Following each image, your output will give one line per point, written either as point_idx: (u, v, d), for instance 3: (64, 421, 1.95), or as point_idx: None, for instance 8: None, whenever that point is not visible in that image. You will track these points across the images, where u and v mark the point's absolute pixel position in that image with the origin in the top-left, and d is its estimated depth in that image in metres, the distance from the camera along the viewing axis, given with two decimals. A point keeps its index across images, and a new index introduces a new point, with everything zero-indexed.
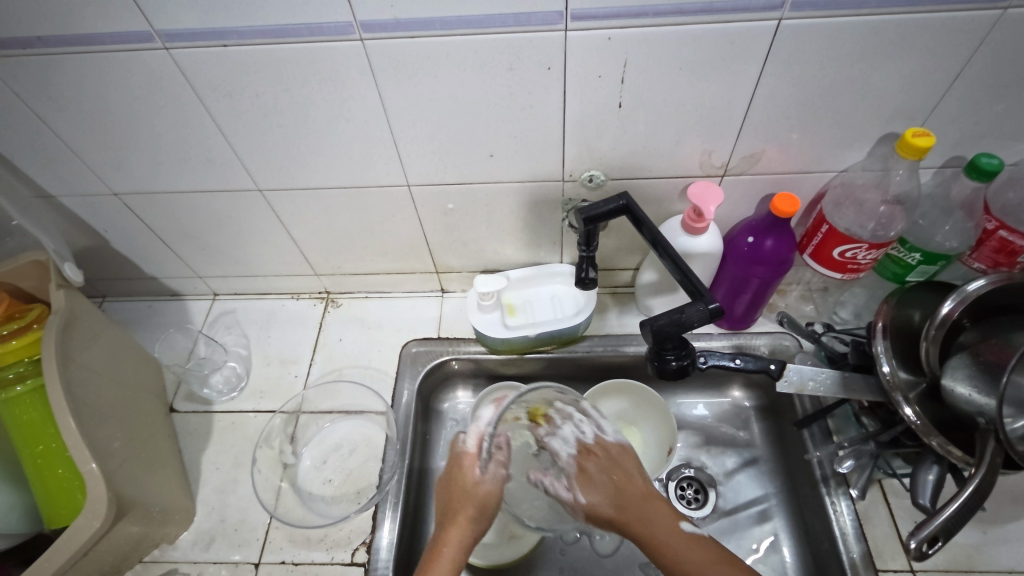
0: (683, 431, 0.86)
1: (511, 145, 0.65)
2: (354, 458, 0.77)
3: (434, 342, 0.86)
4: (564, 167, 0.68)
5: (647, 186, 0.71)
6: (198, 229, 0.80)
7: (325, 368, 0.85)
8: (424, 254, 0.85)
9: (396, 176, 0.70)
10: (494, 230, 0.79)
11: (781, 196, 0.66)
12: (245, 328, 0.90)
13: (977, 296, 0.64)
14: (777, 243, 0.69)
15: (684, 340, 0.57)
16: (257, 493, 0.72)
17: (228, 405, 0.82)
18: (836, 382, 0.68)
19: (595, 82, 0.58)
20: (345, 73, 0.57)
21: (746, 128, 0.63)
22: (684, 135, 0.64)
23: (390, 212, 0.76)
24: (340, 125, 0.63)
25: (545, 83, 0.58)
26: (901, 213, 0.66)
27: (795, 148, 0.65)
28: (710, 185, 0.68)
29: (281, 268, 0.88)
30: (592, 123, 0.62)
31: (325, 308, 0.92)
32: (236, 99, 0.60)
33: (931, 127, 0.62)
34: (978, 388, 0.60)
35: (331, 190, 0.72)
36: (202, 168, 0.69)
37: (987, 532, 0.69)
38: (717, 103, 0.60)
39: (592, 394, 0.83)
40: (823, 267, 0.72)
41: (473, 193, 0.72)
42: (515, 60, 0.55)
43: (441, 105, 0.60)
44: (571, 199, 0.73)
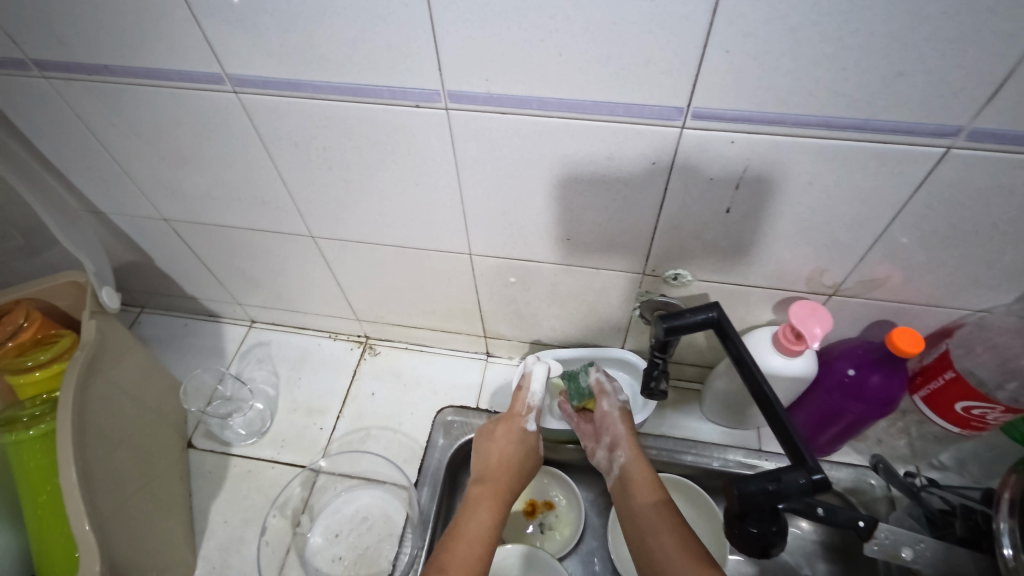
0: (736, 558, 0.76)
1: (592, 231, 0.58)
2: (369, 536, 0.70)
3: (471, 413, 0.77)
4: (647, 262, 0.60)
5: (736, 293, 0.62)
6: (245, 262, 0.76)
7: (351, 425, 0.79)
8: (474, 318, 0.78)
9: (458, 244, 0.63)
10: (555, 308, 0.72)
11: (899, 329, 0.56)
12: (277, 364, 0.85)
13: None
14: (885, 381, 0.59)
15: (776, 510, 0.45)
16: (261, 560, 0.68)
17: (247, 449, 0.77)
18: (938, 555, 0.57)
19: (705, 183, 0.50)
20: (425, 139, 0.51)
21: (873, 252, 0.54)
22: (794, 247, 0.55)
23: (445, 275, 0.70)
24: (406, 188, 0.57)
25: (646, 177, 0.50)
26: None
27: (928, 280, 0.55)
28: (817, 308, 0.58)
29: (323, 308, 0.83)
30: (690, 223, 0.54)
31: (362, 355, 0.86)
32: (301, 149, 0.55)
33: None
34: None
35: (386, 246, 0.66)
36: (256, 208, 0.65)
37: None
38: (846, 221, 0.51)
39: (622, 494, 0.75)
40: (938, 416, 0.61)
41: (540, 271, 0.65)
42: (616, 150, 0.48)
43: (519, 185, 0.54)
44: (648, 292, 0.65)
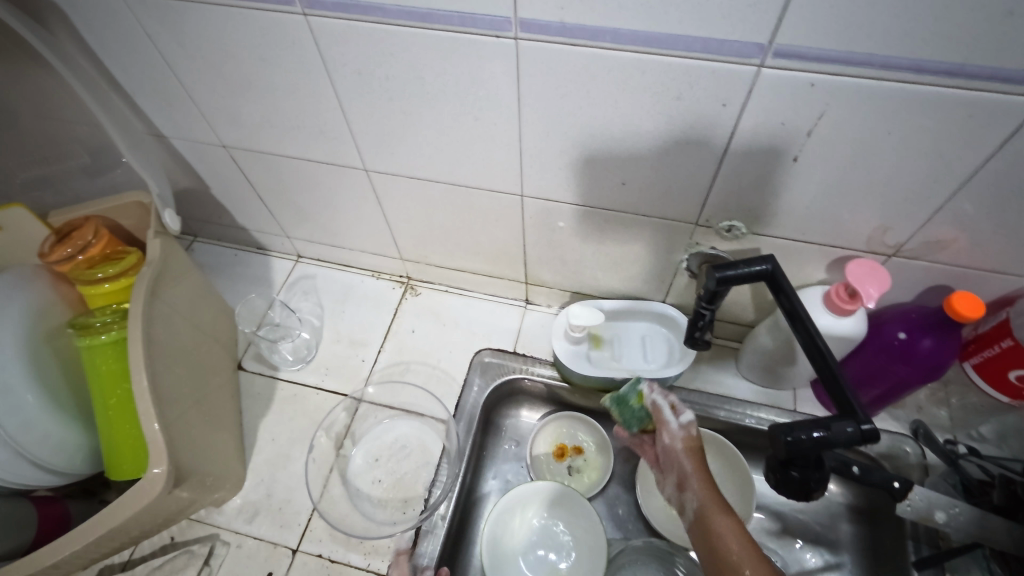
0: (759, 512, 0.77)
1: (648, 177, 0.57)
2: (407, 462, 0.74)
3: (508, 355, 0.81)
4: (702, 212, 0.60)
5: (789, 249, 0.61)
6: (298, 195, 0.78)
7: (392, 360, 0.82)
8: (517, 263, 0.78)
9: (511, 184, 0.63)
10: (601, 257, 0.72)
11: (961, 294, 0.55)
12: (322, 298, 0.88)
13: None
14: (937, 346, 0.59)
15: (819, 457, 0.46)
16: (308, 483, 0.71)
17: (293, 375, 0.81)
18: (970, 520, 0.58)
19: (775, 129, 0.48)
20: (490, 71, 0.50)
21: (941, 212, 0.52)
22: (860, 202, 0.53)
23: (494, 217, 0.70)
24: (465, 123, 0.57)
25: (714, 120, 0.49)
26: None
27: (997, 245, 0.54)
28: (875, 267, 0.57)
29: (368, 245, 0.85)
30: (753, 173, 0.53)
31: (404, 295, 0.88)
32: (364, 78, 0.55)
33: None
34: None
35: (438, 184, 0.67)
36: (313, 138, 0.66)
37: None
38: (920, 177, 0.49)
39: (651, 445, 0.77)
40: (987, 384, 0.60)
41: (590, 217, 0.65)
42: (687, 91, 0.47)
43: (581, 124, 0.53)
44: (698, 244, 0.64)
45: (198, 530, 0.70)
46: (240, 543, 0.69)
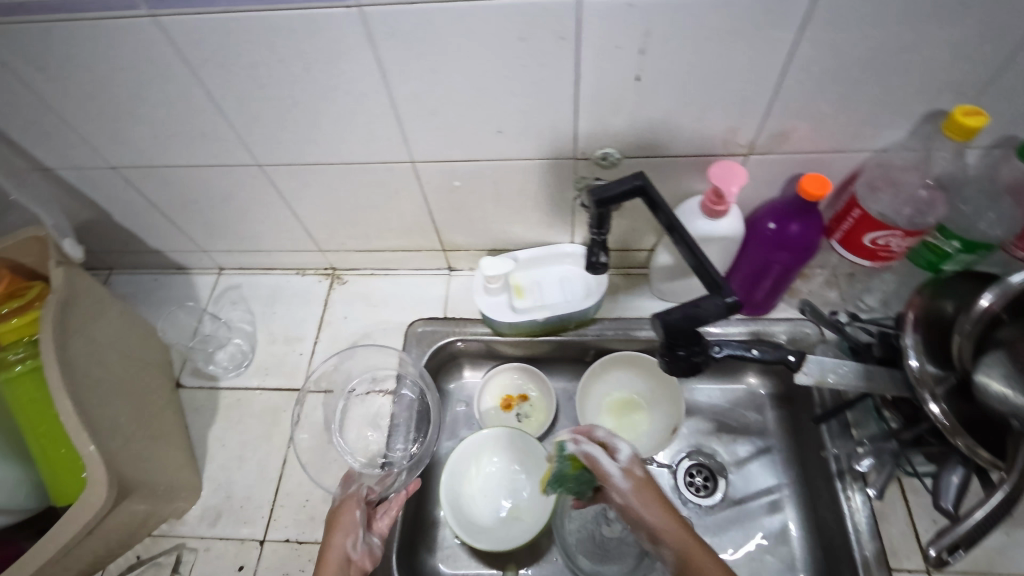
0: (695, 417, 0.84)
1: (520, 121, 0.61)
2: (358, 439, 0.77)
3: (440, 322, 0.84)
4: (577, 145, 0.64)
5: (663, 166, 0.67)
6: (202, 205, 0.78)
7: (330, 348, 0.84)
8: (430, 231, 0.82)
9: (399, 152, 0.66)
10: (503, 209, 0.76)
11: (810, 177, 0.62)
12: (250, 304, 0.89)
13: (1018, 290, 0.60)
14: (804, 228, 0.65)
15: (698, 335, 0.52)
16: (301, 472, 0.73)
17: (233, 382, 0.82)
18: (859, 375, 0.66)
19: (613, 52, 0.53)
20: (345, 41, 0.53)
21: (776, 105, 0.58)
22: (707, 109, 0.59)
23: (394, 189, 0.73)
24: (339, 99, 0.60)
25: (558, 54, 0.53)
26: (942, 198, 0.61)
27: (831, 126, 0.60)
28: (733, 166, 0.63)
29: (285, 243, 0.86)
30: (608, 98, 0.58)
31: (331, 285, 0.90)
32: (229, 70, 0.57)
33: (982, 104, 0.56)
34: (1013, 387, 0.56)
35: (332, 165, 0.69)
36: (199, 142, 0.67)
37: (1010, 534, 0.65)
38: (747, 77, 0.55)
39: (587, 376, 0.82)
40: (851, 254, 0.67)
41: (480, 170, 0.69)
42: (525, 30, 0.51)
43: (443, 80, 0.57)
44: (584, 177, 0.69)
45: (164, 544, 0.71)
46: (207, 547, 0.71)
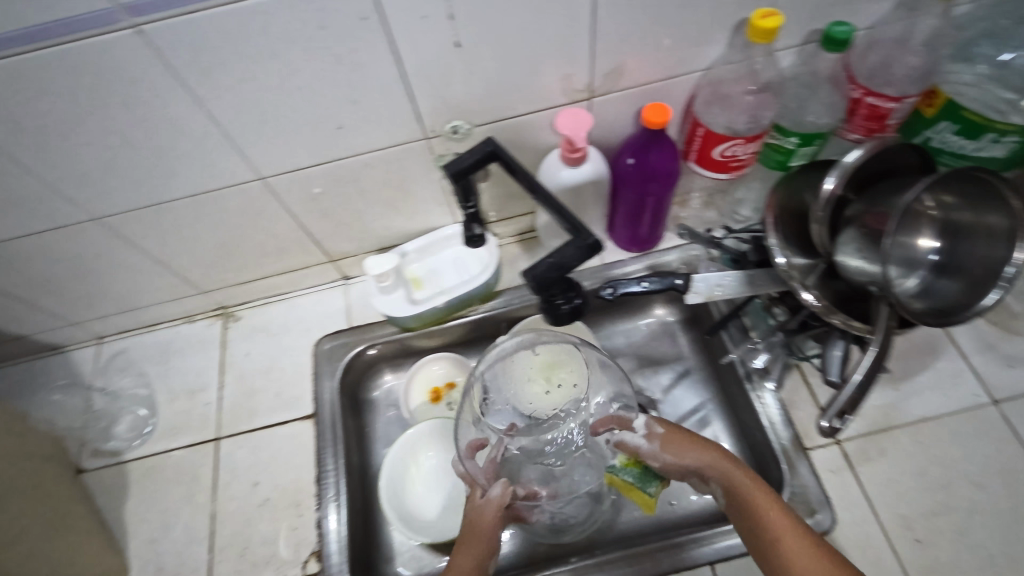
0: (616, 360, 0.86)
1: (356, 112, 0.59)
2: (285, 472, 0.74)
3: (346, 334, 0.82)
4: (423, 124, 0.63)
5: (515, 126, 0.67)
6: (53, 275, 0.72)
7: (237, 388, 0.80)
8: (311, 245, 0.79)
9: (243, 171, 0.63)
10: (376, 204, 0.74)
11: (651, 107, 0.64)
12: (142, 366, 0.83)
13: (855, 169, 0.64)
14: (660, 157, 0.68)
15: (571, 280, 0.53)
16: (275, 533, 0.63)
17: (140, 451, 0.77)
18: (742, 282, 0.69)
19: (422, 23, 0.52)
20: (138, 66, 0.49)
21: (599, 44, 0.59)
22: (535, 62, 0.59)
23: (255, 210, 0.70)
24: (156, 129, 0.56)
25: (368, 37, 0.52)
26: (769, 100, 0.64)
27: (656, 54, 0.62)
28: (578, 112, 0.64)
29: (161, 293, 0.81)
30: (436, 71, 0.57)
31: (225, 325, 0.85)
32: (21, 123, 0.52)
33: (780, 4, 0.59)
34: (867, 258, 0.61)
35: (178, 200, 0.65)
36: (19, 208, 0.61)
37: (899, 388, 0.70)
38: (560, 21, 0.55)
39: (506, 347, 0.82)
40: (709, 171, 0.71)
41: (336, 171, 0.67)
42: (325, 17, 0.49)
43: (260, 85, 0.54)
44: (443, 155, 0.68)
45: None
46: None
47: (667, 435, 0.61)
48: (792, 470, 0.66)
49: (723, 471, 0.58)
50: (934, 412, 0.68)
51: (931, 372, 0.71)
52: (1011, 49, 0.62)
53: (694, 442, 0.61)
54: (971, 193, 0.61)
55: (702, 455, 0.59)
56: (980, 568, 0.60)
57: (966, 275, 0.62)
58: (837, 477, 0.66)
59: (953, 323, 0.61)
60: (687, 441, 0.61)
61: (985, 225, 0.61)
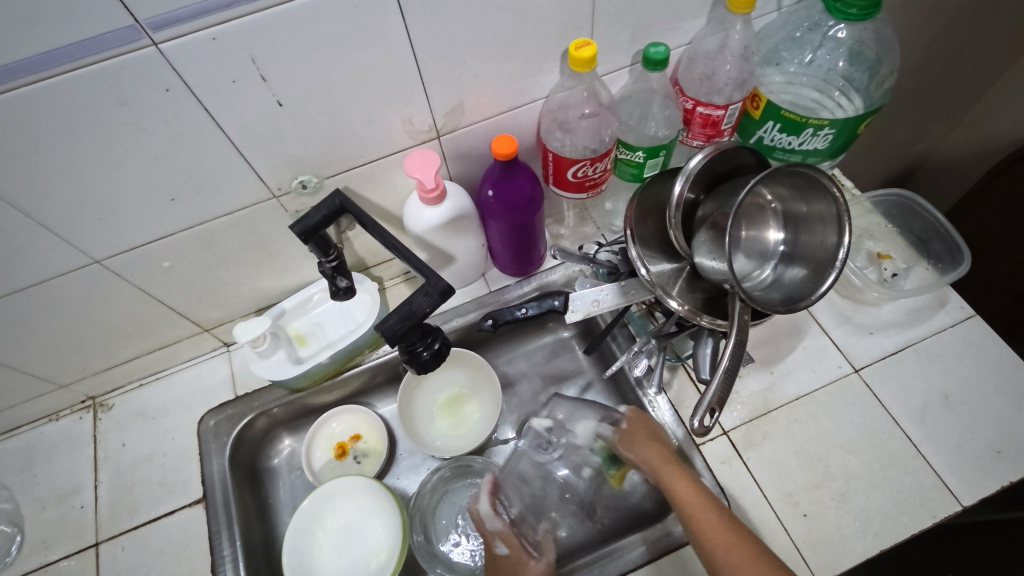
0: (520, 383, 0.86)
1: (187, 181, 0.57)
2: (176, 566, 0.68)
3: (231, 408, 0.77)
4: (267, 183, 0.61)
5: (368, 172, 0.66)
6: None
7: (114, 484, 0.74)
8: (177, 319, 0.74)
9: (73, 256, 0.59)
10: (239, 268, 0.71)
11: (498, 139, 0.65)
12: (2, 478, 0.75)
13: (697, 173, 0.67)
14: (518, 184, 0.69)
15: (428, 325, 0.53)
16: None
17: (5, 575, 0.69)
18: (616, 294, 0.71)
19: (233, 87, 0.50)
20: None
21: (430, 85, 0.60)
22: (370, 110, 0.59)
23: (100, 294, 0.65)
24: None
25: (177, 106, 0.50)
26: (608, 117, 0.67)
27: (492, 87, 0.63)
28: (424, 152, 0.64)
29: (13, 395, 0.73)
30: (264, 130, 0.56)
31: (96, 416, 0.79)
32: None
33: (597, 31, 0.62)
34: (718, 257, 0.64)
35: (4, 297, 0.59)
36: None
37: (774, 370, 0.74)
38: (383, 69, 0.55)
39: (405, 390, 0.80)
40: (568, 192, 0.72)
41: (182, 241, 0.63)
42: (120, 93, 0.47)
43: (65, 169, 0.50)
44: (299, 210, 0.67)
45: None
46: None
47: (633, 433, 0.65)
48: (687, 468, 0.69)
49: (663, 472, 0.59)
50: (806, 388, 0.73)
51: (799, 350, 0.75)
52: (811, 50, 0.68)
53: (655, 436, 0.64)
54: (799, 185, 0.65)
55: (652, 450, 0.62)
56: (862, 530, 0.64)
57: (809, 261, 0.66)
58: (728, 467, 0.69)
59: (802, 308, 0.65)
60: (642, 437, 0.64)
61: (816, 213, 0.66)
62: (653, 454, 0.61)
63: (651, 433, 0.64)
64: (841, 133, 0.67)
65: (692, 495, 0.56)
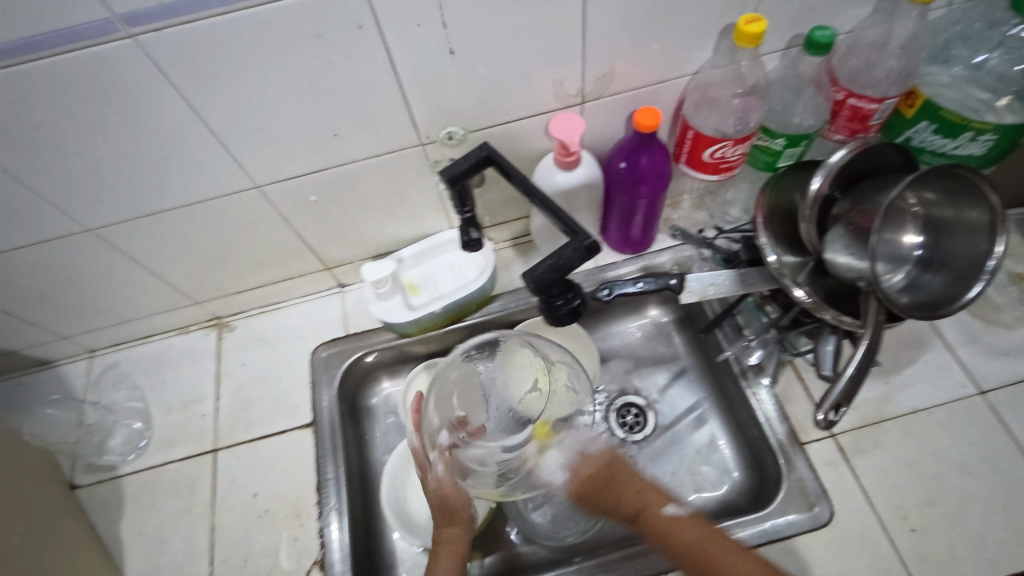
0: (613, 361, 0.87)
1: (352, 120, 0.60)
2: (284, 481, 0.73)
3: (344, 341, 0.81)
4: (419, 130, 0.64)
5: (509, 130, 0.68)
6: (43, 288, 0.71)
7: (233, 398, 0.79)
8: (307, 254, 0.79)
9: (240, 179, 0.63)
10: (371, 210, 0.74)
11: (642, 110, 0.65)
12: (135, 379, 0.82)
13: (840, 167, 0.64)
14: (651, 159, 0.69)
15: (568, 281, 0.55)
16: (349, 550, 0.67)
17: (135, 465, 0.76)
18: (735, 280, 0.70)
19: (417, 31, 0.53)
20: (135, 79, 0.50)
21: (589, 50, 0.60)
22: (528, 69, 0.61)
23: (251, 220, 0.70)
24: (150, 139, 0.56)
25: (364, 45, 0.53)
26: (756, 102, 0.66)
27: (645, 59, 0.63)
28: (570, 116, 0.65)
29: (155, 305, 0.80)
30: (431, 77, 0.58)
31: (220, 335, 0.85)
32: (14, 135, 0.52)
33: (764, 10, 0.61)
34: (855, 255, 0.61)
35: (175, 210, 0.65)
36: (10, 220, 0.60)
37: (890, 381, 0.72)
38: (551, 28, 0.56)
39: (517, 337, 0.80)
40: (699, 172, 0.72)
41: (332, 178, 0.67)
42: (320, 26, 0.50)
43: (257, 94, 0.54)
44: (438, 161, 0.69)
45: None
46: None
47: (589, 477, 0.60)
48: (789, 465, 0.68)
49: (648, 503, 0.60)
50: (923, 403, 0.70)
51: (918, 364, 0.73)
52: (986, 50, 0.64)
53: (625, 470, 0.61)
54: (952, 188, 0.60)
55: (631, 487, 0.60)
56: (976, 552, 0.62)
57: (948, 269, 0.62)
58: (833, 470, 0.68)
59: (939, 317, 0.61)
60: (616, 471, 0.61)
61: (966, 221, 0.61)
62: (622, 503, 0.60)
63: (616, 469, 0.61)
64: (1003, 141, 0.64)
65: (695, 522, 0.58)
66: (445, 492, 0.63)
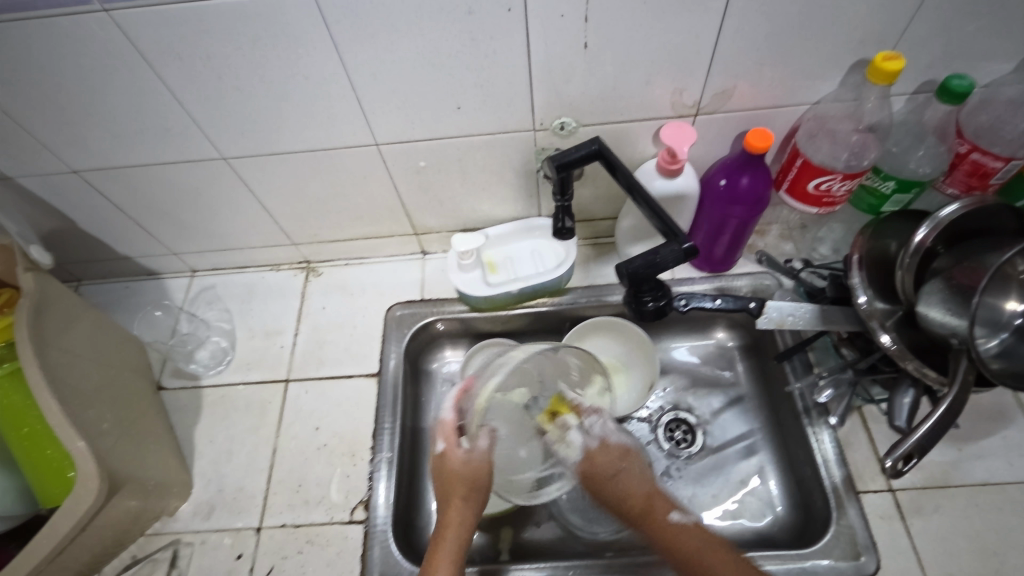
0: (671, 374, 0.87)
1: (477, 96, 0.64)
2: (344, 421, 0.78)
3: (418, 304, 0.85)
4: (534, 116, 0.67)
5: (619, 130, 0.70)
6: (169, 204, 0.79)
7: (310, 337, 0.85)
8: (401, 216, 0.84)
9: (363, 134, 0.68)
10: (471, 186, 0.78)
11: (753, 131, 0.65)
12: (227, 303, 0.89)
13: (949, 221, 0.62)
14: (753, 180, 0.69)
15: (660, 281, 0.61)
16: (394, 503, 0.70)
17: (215, 379, 0.82)
18: (817, 316, 0.68)
19: (559, 21, 0.56)
20: (300, 27, 0.55)
21: (716, 64, 0.62)
22: (651, 74, 0.62)
23: (362, 175, 0.75)
24: (297, 84, 0.61)
25: (508, 26, 0.56)
26: (874, 141, 0.65)
27: (768, 82, 0.64)
28: (683, 126, 0.66)
29: (257, 239, 0.87)
30: (560, 67, 0.61)
31: (306, 278, 0.91)
32: (188, 62, 0.58)
33: (902, 50, 0.61)
34: (952, 311, 0.59)
35: (298, 154, 0.71)
36: (161, 137, 0.68)
37: (962, 449, 0.70)
38: (686, 37, 0.58)
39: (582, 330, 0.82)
40: (800, 202, 0.72)
41: (443, 148, 0.71)
42: (473, 4, 0.53)
43: (400, 59, 0.59)
44: (544, 148, 0.72)
45: (158, 542, 0.71)
46: (203, 540, 0.71)
47: (594, 468, 0.60)
48: (840, 510, 0.66)
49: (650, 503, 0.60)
50: (995, 477, 0.67)
51: (996, 438, 0.70)
52: None
53: (632, 464, 0.62)
54: None
55: (638, 485, 0.61)
56: None
57: None
58: (886, 524, 0.66)
59: None
60: (622, 467, 0.61)
61: None
62: (628, 502, 0.60)
63: (625, 461, 0.61)
64: None
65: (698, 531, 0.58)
66: (466, 471, 0.60)
